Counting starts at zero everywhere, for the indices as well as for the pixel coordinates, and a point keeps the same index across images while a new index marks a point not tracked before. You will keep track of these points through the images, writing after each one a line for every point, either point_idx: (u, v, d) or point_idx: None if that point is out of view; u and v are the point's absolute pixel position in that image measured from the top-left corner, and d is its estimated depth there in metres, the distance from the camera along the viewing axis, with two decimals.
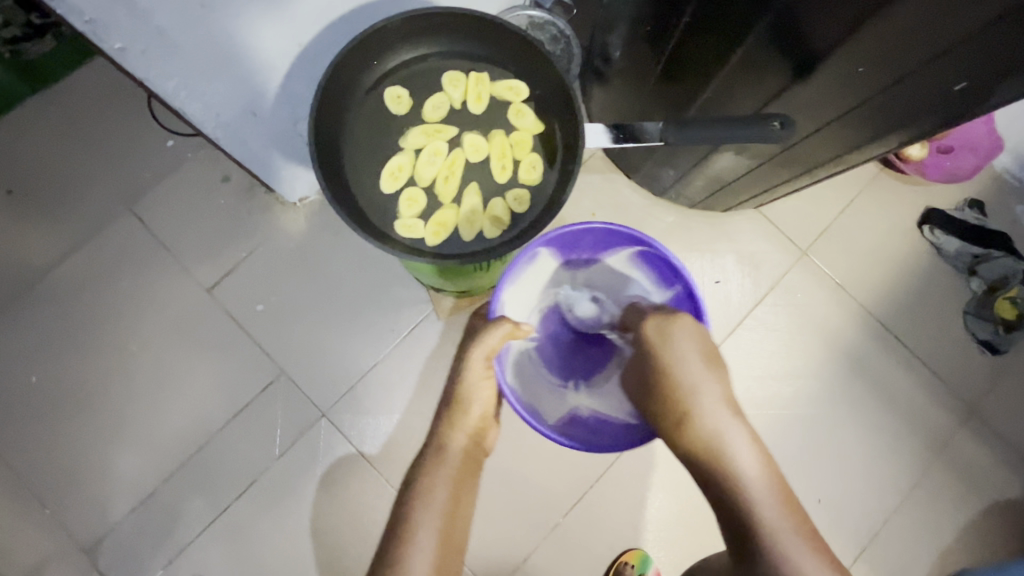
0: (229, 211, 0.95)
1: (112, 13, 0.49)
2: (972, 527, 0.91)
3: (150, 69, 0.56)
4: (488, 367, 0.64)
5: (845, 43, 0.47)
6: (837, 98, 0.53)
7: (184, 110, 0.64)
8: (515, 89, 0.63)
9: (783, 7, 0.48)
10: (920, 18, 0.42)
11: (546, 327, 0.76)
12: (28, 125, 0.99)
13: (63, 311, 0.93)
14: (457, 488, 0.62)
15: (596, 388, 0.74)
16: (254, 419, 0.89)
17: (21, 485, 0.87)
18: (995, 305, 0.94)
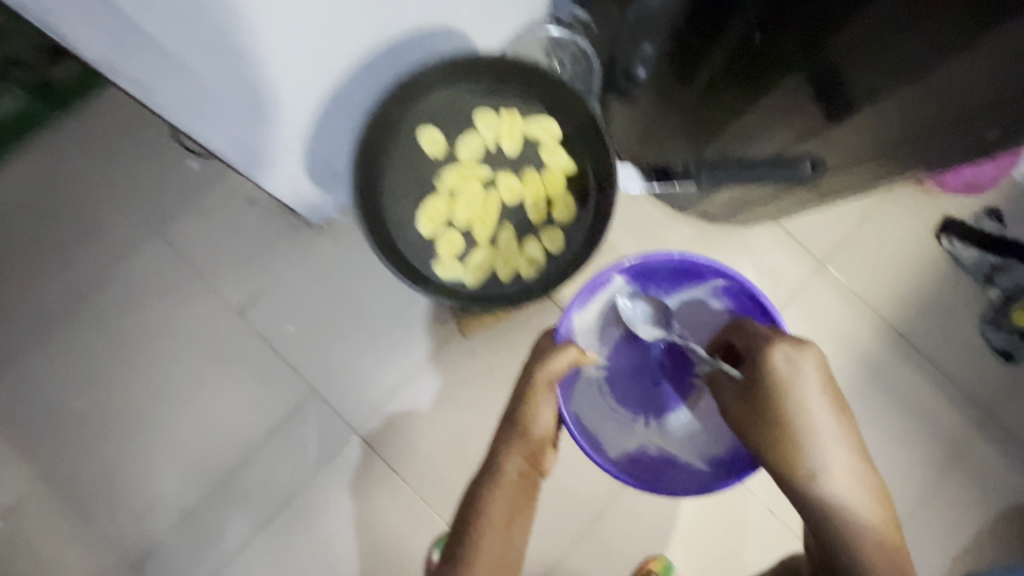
0: (256, 234, 0.97)
1: (162, 72, 0.53)
2: (985, 530, 0.94)
3: (195, 118, 0.60)
4: (550, 390, 0.67)
5: (878, 100, 0.49)
6: (860, 144, 0.55)
7: (226, 156, 0.67)
8: (549, 131, 0.64)
9: (825, 60, 0.49)
10: (949, 88, 0.45)
11: (619, 356, 0.79)
12: (54, 151, 1.00)
13: (99, 334, 0.95)
14: (515, 510, 0.62)
15: (665, 426, 0.77)
16: (288, 437, 0.92)
17: (67, 503, 0.91)
18: (1012, 316, 0.96)
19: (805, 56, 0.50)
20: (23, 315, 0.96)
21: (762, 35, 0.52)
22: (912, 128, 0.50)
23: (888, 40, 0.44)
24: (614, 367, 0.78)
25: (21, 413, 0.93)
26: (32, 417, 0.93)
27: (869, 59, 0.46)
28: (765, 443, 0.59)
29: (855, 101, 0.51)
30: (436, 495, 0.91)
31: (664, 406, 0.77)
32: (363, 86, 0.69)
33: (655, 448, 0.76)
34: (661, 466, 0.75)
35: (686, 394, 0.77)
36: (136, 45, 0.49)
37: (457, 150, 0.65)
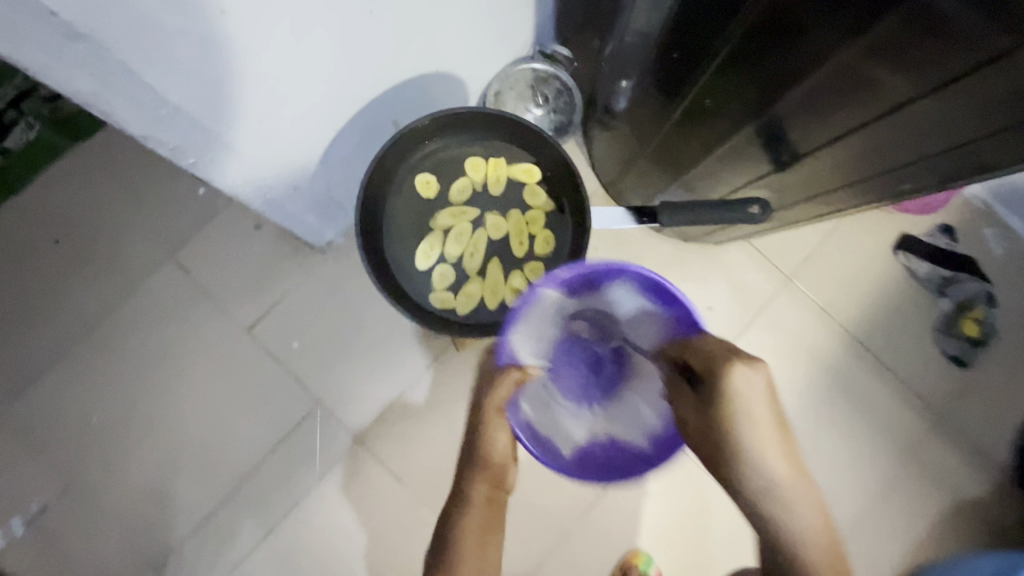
0: (263, 257, 1.03)
1: (192, 135, 0.57)
2: (940, 523, 1.02)
3: (217, 169, 0.65)
4: (501, 416, 0.70)
5: (818, 151, 0.56)
6: (807, 185, 0.63)
7: (241, 197, 0.73)
8: (527, 174, 0.78)
9: (769, 118, 0.57)
10: (874, 146, 0.52)
11: (557, 355, 0.82)
12: (70, 179, 1.07)
13: (116, 353, 1.02)
14: (482, 536, 0.65)
15: (611, 413, 0.79)
16: (296, 446, 0.99)
17: (90, 511, 0.98)
18: (961, 325, 1.05)
19: (747, 123, 0.60)
20: (44, 335, 1.02)
21: (711, 100, 0.61)
22: (848, 176, 0.58)
23: (821, 106, 0.51)
24: (556, 366, 0.81)
25: (44, 428, 1.00)
26: (55, 431, 1.00)
27: (807, 119, 0.54)
28: (741, 483, 0.56)
29: (790, 159, 0.60)
30: (434, 498, 0.99)
31: (609, 394, 0.80)
32: (363, 136, 0.80)
33: (605, 435, 0.77)
34: (611, 453, 0.75)
35: (626, 377, 0.80)
36: (169, 115, 0.54)
37: (450, 194, 0.80)
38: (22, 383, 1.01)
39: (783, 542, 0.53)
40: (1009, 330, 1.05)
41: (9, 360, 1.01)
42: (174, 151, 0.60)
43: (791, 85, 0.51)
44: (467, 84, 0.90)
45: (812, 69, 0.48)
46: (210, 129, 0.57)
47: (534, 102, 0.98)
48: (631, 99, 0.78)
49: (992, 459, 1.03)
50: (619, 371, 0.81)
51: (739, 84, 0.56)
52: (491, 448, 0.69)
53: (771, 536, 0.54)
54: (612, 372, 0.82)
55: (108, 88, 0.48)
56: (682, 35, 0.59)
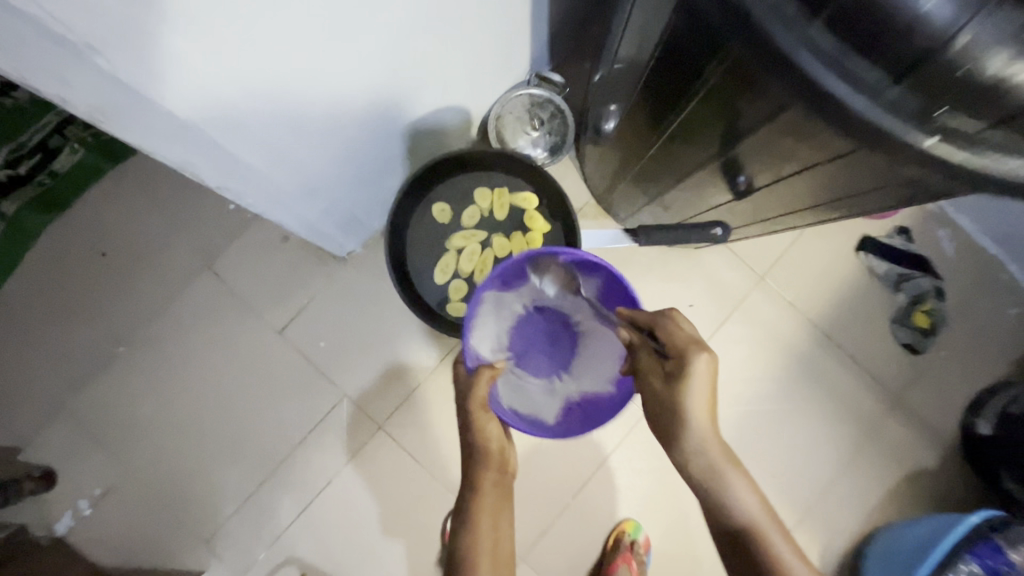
0: (290, 266, 1.15)
1: (251, 187, 0.68)
2: (895, 491, 1.15)
3: (265, 207, 0.76)
4: (485, 411, 0.75)
5: (776, 187, 0.65)
6: (774, 205, 0.72)
7: (282, 223, 0.84)
8: (527, 202, 0.94)
9: (727, 161, 0.65)
10: (825, 190, 0.59)
11: (514, 341, 0.91)
12: (112, 197, 1.18)
13: (162, 353, 1.14)
14: (495, 513, 0.73)
15: (575, 373, 0.90)
16: (325, 433, 1.13)
17: (147, 493, 1.11)
18: (913, 316, 1.17)
19: (710, 163, 0.69)
20: (98, 339, 1.14)
21: (678, 138, 0.70)
22: (808, 203, 0.66)
23: (771, 162, 0.59)
24: (518, 352, 0.91)
25: (102, 421, 1.12)
26: (112, 423, 1.12)
27: (760, 168, 0.62)
28: (687, 449, 0.68)
29: (747, 191, 0.70)
30: (448, 476, 1.12)
31: (569, 358, 0.91)
32: (384, 165, 0.90)
33: (577, 393, 0.88)
34: (586, 405, 0.87)
35: (580, 340, 0.91)
36: (234, 178, 0.64)
37: (462, 221, 0.95)
38: (79, 381, 1.13)
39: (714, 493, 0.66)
40: (954, 321, 1.19)
41: (67, 361, 1.13)
42: (236, 197, 0.71)
43: (735, 142, 0.59)
44: (472, 112, 1.02)
45: (749, 134, 0.55)
46: (261, 178, 0.67)
47: (531, 126, 1.10)
48: (619, 120, 0.85)
49: (941, 435, 1.17)
50: (569, 337, 0.92)
51: (700, 135, 0.65)
52: (488, 438, 0.75)
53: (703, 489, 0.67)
54: (564, 339, 0.92)
55: (175, 153, 0.55)
56: (653, 89, 0.66)
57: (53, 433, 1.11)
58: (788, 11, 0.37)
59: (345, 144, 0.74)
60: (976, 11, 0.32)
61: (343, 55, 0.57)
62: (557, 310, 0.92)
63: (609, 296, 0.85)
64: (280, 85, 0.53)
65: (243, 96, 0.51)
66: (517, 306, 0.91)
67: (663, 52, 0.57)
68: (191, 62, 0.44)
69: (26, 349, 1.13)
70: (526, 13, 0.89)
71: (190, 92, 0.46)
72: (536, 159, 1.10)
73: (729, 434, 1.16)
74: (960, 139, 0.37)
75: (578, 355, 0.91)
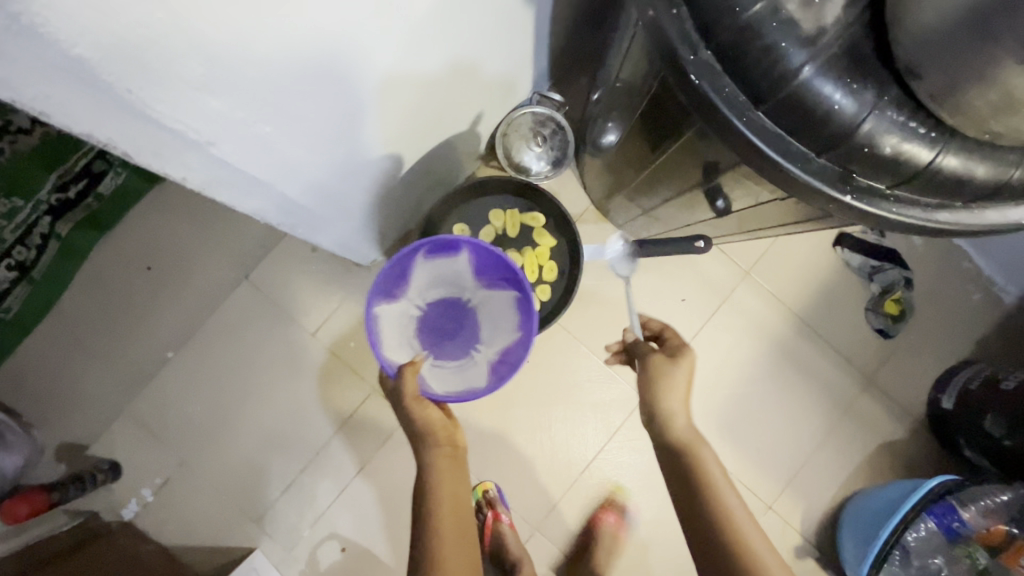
0: (321, 275, 1.28)
1: (297, 219, 0.79)
2: (868, 461, 1.29)
3: (307, 232, 0.88)
4: (419, 400, 0.86)
5: (751, 208, 0.76)
6: (751, 219, 0.83)
7: (319, 242, 0.96)
8: (535, 219, 1.13)
9: (708, 189, 0.76)
10: (789, 215, 0.71)
11: (423, 338, 0.99)
12: (152, 215, 1.28)
13: (208, 356, 1.27)
14: (449, 482, 0.80)
15: (483, 339, 1.00)
16: (358, 423, 1.27)
17: (202, 481, 1.25)
18: (885, 304, 1.29)
19: (694, 188, 0.80)
20: (150, 345, 1.27)
21: (665, 164, 0.81)
22: (776, 219, 0.77)
23: (743, 192, 0.70)
24: (430, 348, 0.99)
25: (159, 418, 1.26)
26: (168, 419, 1.26)
27: (735, 194, 0.73)
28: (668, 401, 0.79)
29: (726, 210, 0.82)
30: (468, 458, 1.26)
31: (472, 331, 1.01)
32: (406, 187, 1.02)
33: (493, 352, 0.99)
34: (506, 357, 0.98)
35: (475, 312, 1.02)
36: (284, 215, 0.76)
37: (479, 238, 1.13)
38: (136, 384, 1.26)
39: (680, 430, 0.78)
40: (923, 307, 1.31)
41: (123, 366, 1.26)
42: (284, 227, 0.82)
43: (714, 176, 0.71)
44: (482, 133, 1.13)
45: (722, 170, 0.67)
46: (308, 212, 0.78)
47: (534, 142, 1.20)
48: (617, 140, 0.95)
49: (909, 410, 1.30)
50: (466, 314, 1.02)
51: (683, 166, 0.76)
52: (428, 421, 0.85)
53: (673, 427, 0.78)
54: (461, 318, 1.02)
55: (242, 204, 0.66)
56: (646, 125, 0.78)
57: (115, 430, 1.25)
58: (739, 101, 0.48)
59: (375, 176, 0.85)
60: (871, 111, 0.44)
61: (377, 111, 0.67)
62: (447, 297, 1.02)
63: (480, 263, 0.99)
64: (329, 141, 0.64)
65: (302, 155, 0.63)
66: (412, 308, 0.99)
67: (654, 100, 0.69)
68: (271, 138, 0.56)
69: (88, 356, 1.26)
70: (529, 48, 0.99)
71: (264, 158, 0.57)
72: (540, 171, 1.21)
73: (717, 414, 1.30)
74: (875, 197, 0.48)
75: (477, 325, 1.02)
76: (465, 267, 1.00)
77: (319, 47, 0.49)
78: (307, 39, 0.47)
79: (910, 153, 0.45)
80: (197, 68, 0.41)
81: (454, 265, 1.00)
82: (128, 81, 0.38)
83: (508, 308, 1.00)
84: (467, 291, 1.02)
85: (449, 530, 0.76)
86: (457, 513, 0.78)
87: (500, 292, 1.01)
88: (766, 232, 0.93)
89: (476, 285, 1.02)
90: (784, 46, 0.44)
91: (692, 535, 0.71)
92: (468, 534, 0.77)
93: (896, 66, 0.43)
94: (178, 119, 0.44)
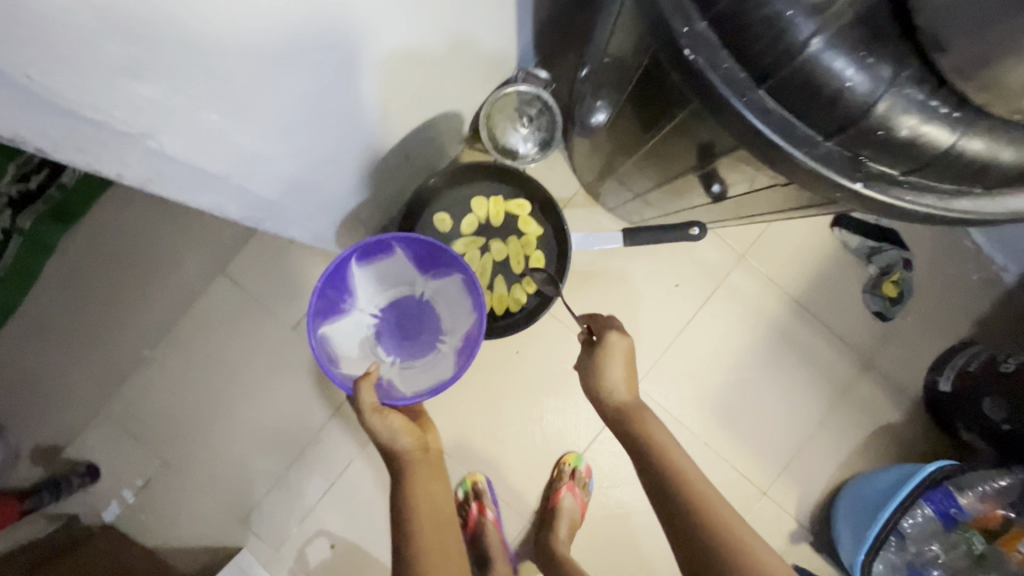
0: (304, 267, 1.23)
1: (266, 215, 0.74)
2: (864, 445, 1.27)
3: (278, 228, 0.82)
4: (380, 411, 0.83)
5: (749, 194, 0.72)
6: (747, 204, 0.79)
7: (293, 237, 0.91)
8: (521, 206, 1.08)
9: (704, 171, 0.71)
10: (787, 200, 0.67)
11: (387, 343, 0.97)
12: (117, 206, 1.20)
13: (186, 353, 1.22)
14: (425, 485, 0.79)
15: (444, 329, 0.98)
16: (346, 418, 1.24)
17: (185, 481, 1.22)
18: (883, 286, 1.25)
19: (688, 172, 0.75)
20: (124, 343, 1.21)
21: (658, 145, 0.76)
22: (772, 204, 0.73)
23: (741, 175, 0.65)
24: (394, 353, 0.96)
25: (137, 418, 1.21)
26: (146, 418, 1.22)
27: (732, 178, 0.68)
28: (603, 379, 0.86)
29: (722, 195, 0.77)
30: (458, 451, 1.23)
31: (433, 324, 0.99)
32: (385, 174, 0.96)
33: (455, 340, 0.95)
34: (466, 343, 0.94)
35: (433, 304, 0.99)
36: (250, 212, 0.70)
37: (461, 229, 1.09)
38: (113, 383, 1.21)
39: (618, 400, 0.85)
40: (921, 288, 1.28)
41: (97, 365, 1.21)
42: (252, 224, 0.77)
43: (710, 159, 0.66)
44: (464, 115, 1.07)
45: (719, 152, 0.62)
46: (276, 206, 0.73)
47: (520, 123, 1.14)
48: (608, 120, 0.89)
49: (906, 393, 1.28)
50: (424, 308, 1.00)
51: (677, 149, 0.71)
52: (392, 430, 0.83)
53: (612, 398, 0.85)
54: (419, 314, 0.99)
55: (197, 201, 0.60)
56: (638, 105, 0.73)
57: (93, 431, 1.21)
58: (739, 79, 0.43)
59: (349, 165, 0.79)
60: (887, 88, 0.39)
61: (347, 94, 0.62)
62: (400, 297, 0.99)
63: (418, 256, 0.94)
64: (291, 127, 0.59)
65: (261, 145, 0.57)
66: (366, 317, 0.97)
67: (647, 78, 0.64)
68: (221, 127, 0.50)
69: (59, 356, 1.20)
70: (513, 22, 0.93)
71: (218, 148, 0.52)
72: (527, 154, 1.15)
73: (712, 400, 1.27)
74: (888, 183, 0.44)
75: (436, 316, 0.99)
76: (405, 263, 0.96)
77: (272, 23, 0.44)
78: (257, 16, 0.42)
79: (930, 135, 0.40)
80: (117, 49, 0.36)
81: (394, 264, 0.96)
82: (30, 66, 0.32)
83: (459, 293, 0.96)
84: (419, 285, 0.99)
85: (428, 530, 0.73)
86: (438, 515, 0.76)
87: (449, 278, 0.97)
88: (768, 216, 0.88)
89: (424, 277, 0.98)
90: (790, 14, 0.40)
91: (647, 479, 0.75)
92: (450, 534, 0.74)
93: (917, 38, 0.39)
94: (100, 107, 0.39)
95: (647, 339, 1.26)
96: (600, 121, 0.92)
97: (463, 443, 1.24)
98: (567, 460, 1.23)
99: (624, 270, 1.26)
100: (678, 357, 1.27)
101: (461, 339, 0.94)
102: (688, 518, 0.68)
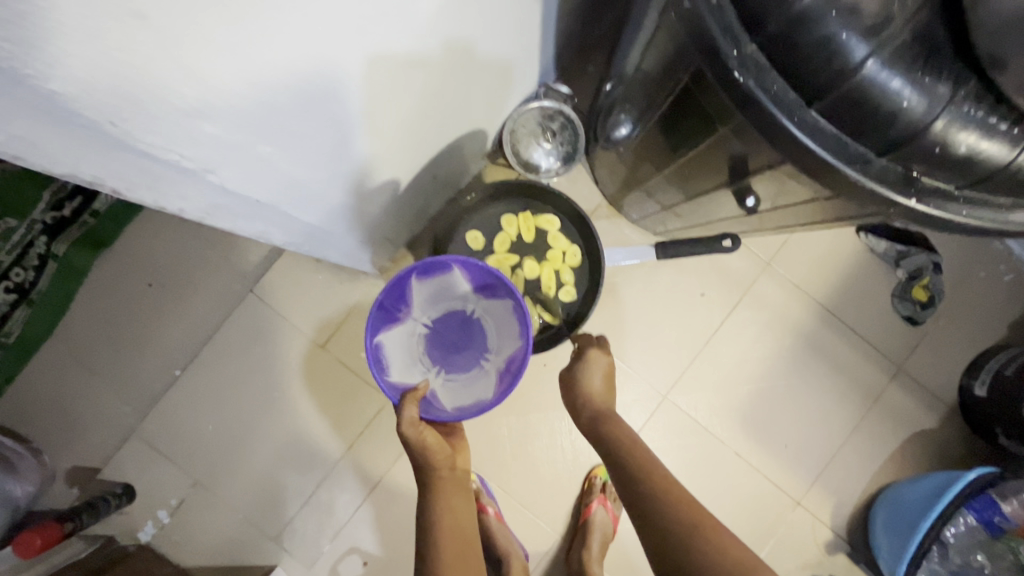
0: (330, 285, 1.25)
1: (304, 234, 0.75)
2: (898, 453, 1.25)
3: (316, 245, 0.84)
4: (418, 425, 0.79)
5: (784, 206, 0.72)
6: (781, 216, 0.79)
7: (327, 253, 0.93)
8: (550, 221, 1.11)
9: (738, 185, 0.71)
10: (822, 211, 0.67)
11: (433, 355, 0.97)
12: (145, 228, 1.22)
13: (216, 373, 1.24)
14: (453, 502, 0.77)
15: (492, 347, 0.98)
16: (374, 435, 1.24)
17: (218, 499, 1.23)
18: (912, 290, 1.24)
19: (721, 187, 0.76)
20: (156, 364, 1.23)
21: (687, 156, 0.76)
22: (807, 216, 0.73)
23: (779, 186, 0.65)
24: (440, 365, 0.97)
25: (170, 440, 1.23)
26: (179, 438, 1.23)
27: (770, 189, 0.68)
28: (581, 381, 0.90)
29: (755, 208, 0.78)
30: (486, 465, 1.23)
31: (482, 342, 0.98)
32: (413, 192, 0.96)
33: (502, 361, 0.95)
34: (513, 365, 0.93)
35: (483, 320, 0.99)
36: (291, 231, 0.72)
37: (493, 247, 1.11)
38: (144, 405, 1.23)
39: (588, 397, 0.88)
40: (952, 292, 1.26)
41: (130, 387, 1.22)
42: (290, 245, 0.78)
43: (743, 172, 0.66)
44: (488, 132, 1.07)
45: (758, 165, 0.61)
46: (317, 227, 0.74)
47: (543, 138, 1.15)
48: (633, 136, 0.89)
49: (940, 400, 1.26)
50: (475, 323, 1.00)
51: (710, 162, 0.71)
52: (427, 445, 0.79)
53: (582, 397, 0.88)
54: (469, 329, 0.99)
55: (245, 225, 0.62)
56: (671, 119, 0.73)
57: (126, 454, 1.22)
58: (789, 99, 0.46)
59: (384, 187, 0.81)
60: (945, 106, 0.42)
61: (391, 115, 0.64)
62: (452, 311, 1.00)
63: (474, 277, 0.95)
64: (342, 150, 0.60)
65: (306, 173, 0.59)
66: (418, 326, 0.98)
67: (683, 91, 0.64)
68: (270, 158, 0.51)
69: (92, 379, 1.22)
70: (539, 38, 0.94)
71: (271, 172, 0.53)
72: (550, 168, 1.16)
73: (741, 410, 1.26)
74: (944, 198, 0.45)
75: (487, 334, 0.99)
76: (460, 280, 0.96)
77: (341, 51, 0.46)
78: (329, 45, 0.44)
79: (989, 152, 0.42)
80: (188, 92, 0.36)
81: (450, 279, 0.96)
82: (114, 115, 0.34)
83: (510, 314, 0.96)
84: (471, 301, 0.99)
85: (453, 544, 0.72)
86: (461, 534, 0.74)
87: (500, 300, 0.97)
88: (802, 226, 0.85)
89: (477, 294, 0.99)
90: (844, 37, 0.42)
91: (620, 471, 0.75)
92: (475, 553, 0.74)
93: (974, 55, 0.41)
94: (170, 149, 0.40)
95: (673, 350, 1.26)
96: (625, 136, 0.90)
97: (493, 457, 1.24)
98: (597, 473, 1.23)
99: (648, 281, 1.26)
100: (704, 368, 1.26)
101: (508, 361, 0.94)
102: (640, 481, 0.72)
